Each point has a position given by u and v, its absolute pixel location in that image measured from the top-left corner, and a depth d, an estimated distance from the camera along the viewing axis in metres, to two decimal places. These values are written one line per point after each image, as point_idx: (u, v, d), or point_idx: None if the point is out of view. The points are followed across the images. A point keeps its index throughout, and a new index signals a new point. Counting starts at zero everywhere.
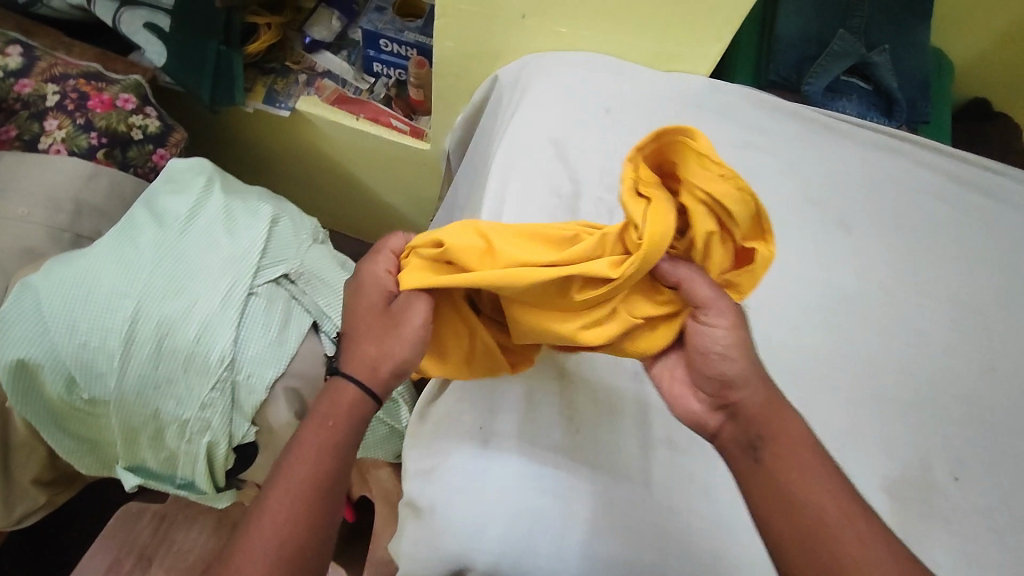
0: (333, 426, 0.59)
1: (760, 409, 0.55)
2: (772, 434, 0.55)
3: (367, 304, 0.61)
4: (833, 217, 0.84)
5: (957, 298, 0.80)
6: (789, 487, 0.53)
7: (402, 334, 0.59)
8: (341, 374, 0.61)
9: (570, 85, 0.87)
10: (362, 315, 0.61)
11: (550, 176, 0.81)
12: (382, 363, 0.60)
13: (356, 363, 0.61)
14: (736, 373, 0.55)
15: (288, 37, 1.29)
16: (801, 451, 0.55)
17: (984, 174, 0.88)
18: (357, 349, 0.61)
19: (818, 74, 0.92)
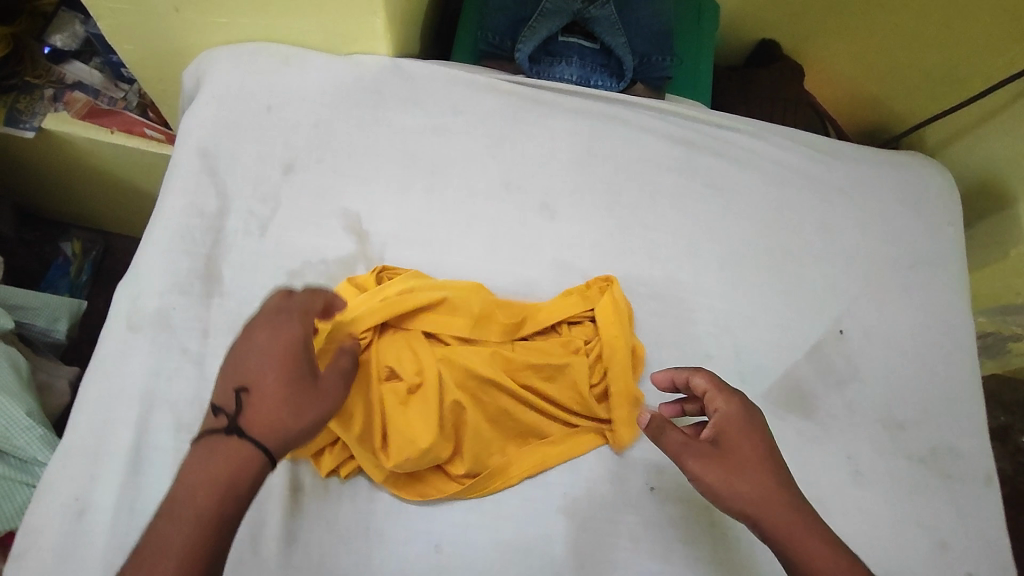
0: (218, 477, 0.46)
1: (788, 519, 0.50)
2: (794, 539, 0.50)
3: (266, 360, 0.51)
4: (539, 201, 0.73)
5: (677, 279, 0.72)
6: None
7: (327, 398, 0.52)
8: (253, 428, 0.48)
9: (229, 80, 0.74)
10: (259, 372, 0.50)
11: (193, 192, 0.70)
12: (288, 430, 0.49)
13: (260, 417, 0.49)
14: (745, 483, 0.51)
15: (28, 48, 1.08)
16: (828, 563, 0.49)
17: (716, 133, 0.79)
18: (260, 404, 0.49)
19: (527, 38, 0.80)
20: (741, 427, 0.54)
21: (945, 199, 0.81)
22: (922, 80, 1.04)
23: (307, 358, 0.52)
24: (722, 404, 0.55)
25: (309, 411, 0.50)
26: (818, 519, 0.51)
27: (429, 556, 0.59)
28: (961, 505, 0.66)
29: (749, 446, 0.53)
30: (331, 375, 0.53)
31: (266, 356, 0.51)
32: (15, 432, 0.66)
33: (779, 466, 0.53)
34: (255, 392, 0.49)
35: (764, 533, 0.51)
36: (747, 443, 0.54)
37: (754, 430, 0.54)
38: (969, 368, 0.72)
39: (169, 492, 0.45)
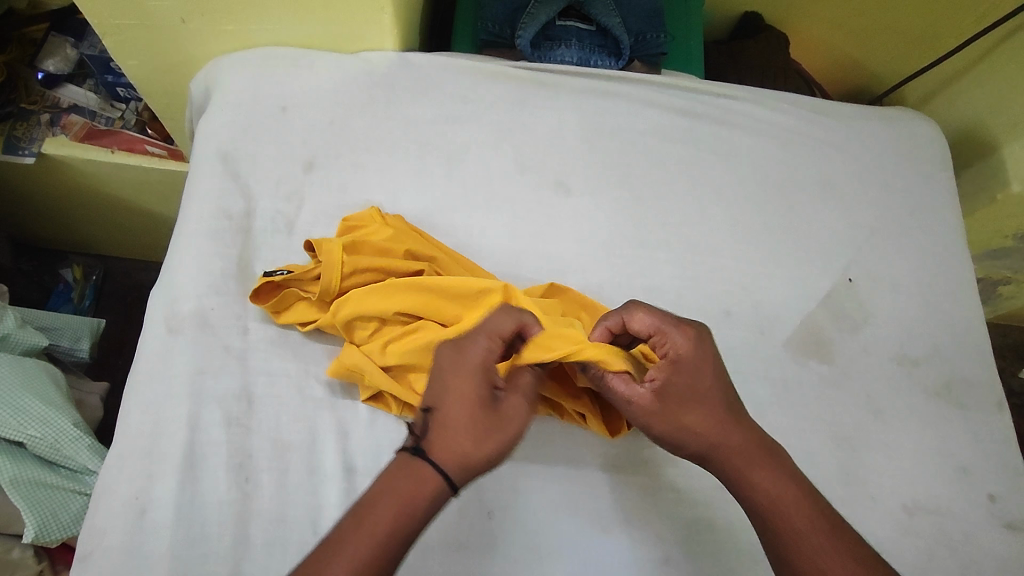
0: (399, 495, 0.47)
1: (739, 451, 0.54)
2: (739, 468, 0.54)
3: (459, 387, 0.51)
4: (552, 179, 0.76)
5: (692, 242, 0.75)
6: (774, 515, 0.52)
7: (512, 423, 0.50)
8: (439, 453, 0.49)
9: (245, 87, 0.77)
10: (449, 394, 0.50)
11: (218, 196, 0.71)
12: (470, 458, 0.49)
13: (453, 451, 0.49)
14: (695, 424, 0.54)
15: (18, 74, 1.04)
16: (773, 492, 0.52)
17: (713, 102, 0.83)
18: (450, 429, 0.49)
19: (526, 25, 0.83)
20: (693, 370, 0.55)
21: (933, 149, 0.85)
22: (899, 41, 1.10)
23: (486, 382, 0.51)
24: (671, 345, 0.56)
25: (477, 437, 0.49)
26: (777, 452, 0.55)
27: (483, 523, 0.60)
28: (976, 432, 0.70)
29: (695, 388, 0.55)
30: (513, 400, 0.52)
31: (461, 387, 0.50)
32: (66, 443, 0.70)
33: (730, 394, 0.56)
34: (438, 413, 0.50)
35: (717, 465, 0.54)
36: (696, 385, 0.55)
37: (702, 372, 0.55)
38: (972, 305, 0.76)
39: (357, 511, 0.47)
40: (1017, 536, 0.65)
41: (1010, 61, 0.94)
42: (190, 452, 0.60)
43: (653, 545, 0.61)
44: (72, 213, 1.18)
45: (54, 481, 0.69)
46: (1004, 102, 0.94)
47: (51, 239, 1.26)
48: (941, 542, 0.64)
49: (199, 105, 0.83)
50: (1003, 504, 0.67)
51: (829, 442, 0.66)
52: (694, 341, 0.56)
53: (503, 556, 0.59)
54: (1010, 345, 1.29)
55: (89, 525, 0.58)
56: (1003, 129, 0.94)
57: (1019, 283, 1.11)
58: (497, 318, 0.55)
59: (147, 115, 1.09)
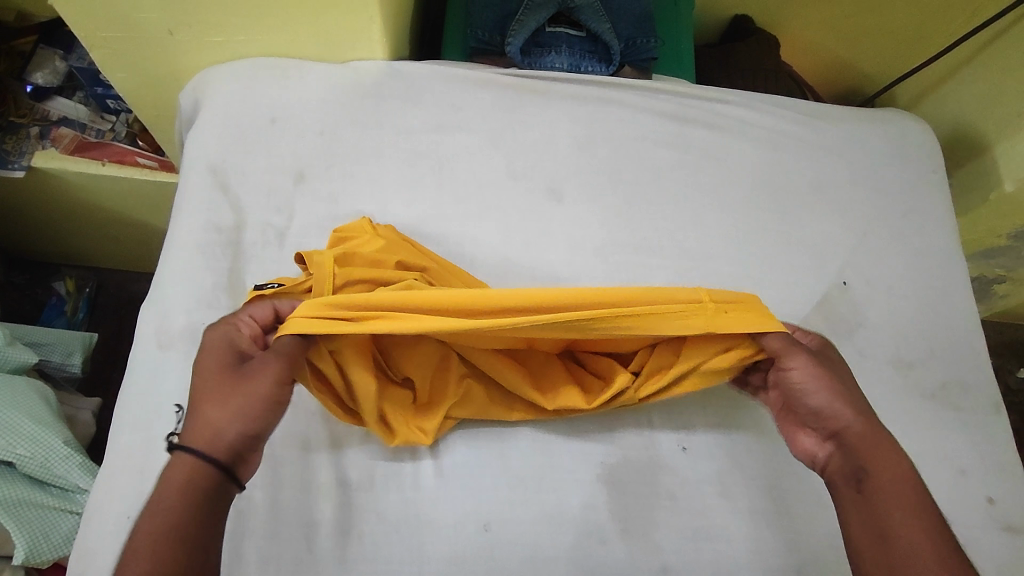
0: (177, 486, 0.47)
1: (841, 468, 0.54)
2: (847, 486, 0.53)
3: (207, 381, 0.52)
4: (544, 187, 0.76)
5: (686, 247, 0.74)
6: (881, 535, 0.50)
7: (251, 377, 0.52)
8: (189, 441, 0.49)
9: (235, 98, 0.76)
10: (202, 389, 0.52)
11: (208, 209, 0.71)
12: (225, 436, 0.50)
13: (197, 429, 0.50)
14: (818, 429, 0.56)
15: (7, 87, 1.03)
16: (888, 512, 0.50)
17: (704, 106, 0.83)
18: (201, 419, 0.50)
19: (516, 32, 0.83)
20: (818, 379, 0.56)
21: (925, 150, 0.85)
22: (889, 42, 1.11)
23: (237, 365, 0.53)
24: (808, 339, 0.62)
25: (223, 414, 0.50)
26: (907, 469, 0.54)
27: (480, 536, 0.59)
28: (974, 434, 0.69)
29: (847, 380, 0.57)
30: (259, 374, 0.52)
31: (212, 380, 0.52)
32: (55, 462, 0.70)
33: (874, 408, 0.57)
34: (198, 410, 0.51)
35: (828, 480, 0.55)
36: (830, 394, 0.55)
37: (836, 383, 0.56)
38: (967, 306, 0.76)
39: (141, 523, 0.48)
40: (1017, 538, 0.65)
41: (1001, 60, 0.94)
42: None
43: (651, 554, 0.60)
44: (64, 227, 1.17)
45: (43, 502, 0.68)
46: (994, 102, 0.94)
47: (43, 253, 1.25)
48: None
49: (188, 117, 0.82)
50: (1002, 506, 0.66)
51: None
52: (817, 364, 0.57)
53: (500, 569, 0.58)
54: (1006, 342, 1.30)
55: (80, 545, 0.58)
56: (995, 128, 0.94)
57: (1014, 281, 1.11)
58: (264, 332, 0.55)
59: (137, 126, 1.08)
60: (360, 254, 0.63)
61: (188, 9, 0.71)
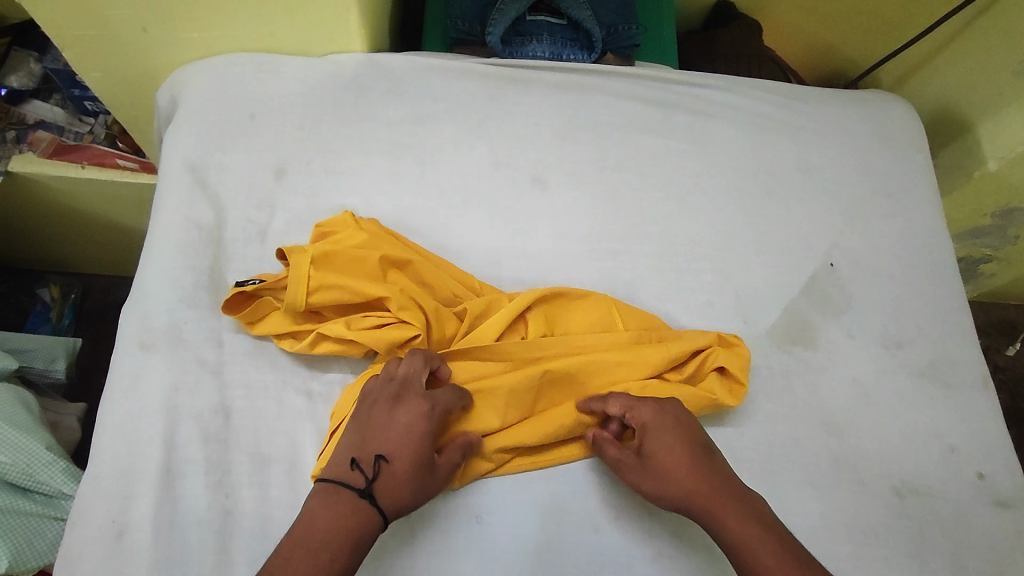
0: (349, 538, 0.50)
1: (706, 495, 0.55)
2: (715, 512, 0.54)
3: (394, 434, 0.55)
4: (529, 176, 0.75)
5: (672, 233, 0.74)
6: (745, 558, 0.52)
7: (442, 481, 0.55)
8: (382, 499, 0.52)
9: (211, 95, 0.75)
10: (401, 443, 0.54)
11: (187, 208, 0.69)
12: (406, 506, 0.53)
13: (389, 497, 0.52)
14: (671, 482, 0.56)
15: None
16: (744, 537, 0.52)
17: (687, 92, 0.82)
18: (392, 479, 0.53)
19: (496, 21, 0.83)
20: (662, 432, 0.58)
21: (908, 131, 0.85)
22: (872, 24, 1.11)
23: (430, 443, 0.55)
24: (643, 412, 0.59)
25: (422, 489, 0.54)
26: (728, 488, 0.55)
27: (471, 528, 0.59)
28: (963, 411, 0.69)
29: (667, 436, 0.58)
30: (448, 460, 0.56)
31: (401, 440, 0.54)
32: (38, 469, 0.69)
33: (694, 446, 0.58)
34: (390, 465, 0.53)
35: (697, 516, 0.55)
36: (674, 446, 0.57)
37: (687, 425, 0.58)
38: (954, 284, 0.76)
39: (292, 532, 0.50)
40: (1008, 514, 0.65)
41: (981, 39, 0.94)
42: (168, 470, 0.58)
43: (645, 540, 0.60)
44: (44, 232, 1.15)
45: (27, 509, 0.68)
46: (975, 82, 0.95)
47: (23, 259, 1.22)
48: (933, 524, 0.63)
49: (165, 115, 0.80)
50: (992, 482, 0.66)
51: (818, 429, 0.66)
52: (656, 408, 0.59)
53: (492, 561, 0.58)
54: (993, 321, 1.31)
55: (65, 551, 0.56)
56: (977, 107, 0.95)
57: (1000, 260, 1.12)
58: (408, 362, 0.58)
59: (116, 128, 1.07)
60: (342, 252, 0.62)
61: (162, 4, 0.70)
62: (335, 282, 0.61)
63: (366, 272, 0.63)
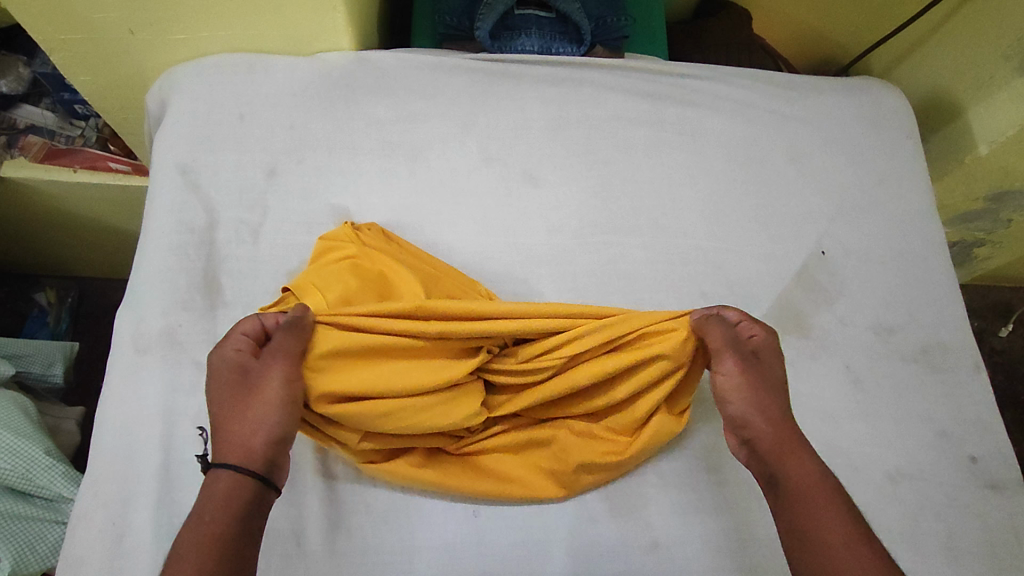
0: (217, 505, 0.48)
1: (781, 437, 0.55)
2: (783, 453, 0.54)
3: (217, 391, 0.53)
4: (520, 170, 0.75)
5: (664, 225, 0.74)
6: (805, 499, 0.51)
7: (268, 391, 0.52)
8: (226, 454, 0.50)
9: (201, 97, 0.75)
10: (220, 405, 0.53)
11: (180, 210, 0.70)
12: (253, 441, 0.51)
13: (236, 445, 0.51)
14: (756, 402, 0.56)
15: None
16: (807, 480, 0.52)
17: (678, 82, 0.82)
18: (227, 434, 0.51)
19: (484, 16, 0.82)
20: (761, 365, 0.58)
21: (899, 117, 0.85)
22: (863, 10, 1.11)
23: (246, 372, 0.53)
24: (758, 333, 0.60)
25: (254, 413, 0.51)
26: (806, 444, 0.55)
27: (470, 522, 0.59)
28: (955, 395, 0.70)
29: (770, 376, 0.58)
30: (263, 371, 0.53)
31: (225, 391, 0.53)
32: (37, 473, 0.70)
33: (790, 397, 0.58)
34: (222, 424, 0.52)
35: (760, 443, 0.55)
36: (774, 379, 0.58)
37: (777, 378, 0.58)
38: (945, 270, 0.76)
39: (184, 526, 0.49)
40: (1000, 496, 0.66)
41: (970, 24, 0.94)
42: (168, 471, 0.59)
43: (642, 530, 0.61)
44: (38, 236, 1.15)
45: (28, 513, 0.68)
46: (965, 66, 0.95)
47: (19, 263, 1.22)
48: (926, 507, 0.64)
49: (155, 118, 0.80)
50: (984, 464, 0.67)
51: (811, 415, 0.67)
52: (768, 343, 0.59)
53: (491, 553, 0.58)
54: (989, 305, 1.31)
55: (67, 553, 0.57)
56: (967, 92, 0.95)
57: (993, 243, 1.12)
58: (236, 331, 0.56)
59: (108, 131, 1.06)
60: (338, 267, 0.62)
61: (148, 6, 0.70)
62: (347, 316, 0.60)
63: (373, 301, 0.61)
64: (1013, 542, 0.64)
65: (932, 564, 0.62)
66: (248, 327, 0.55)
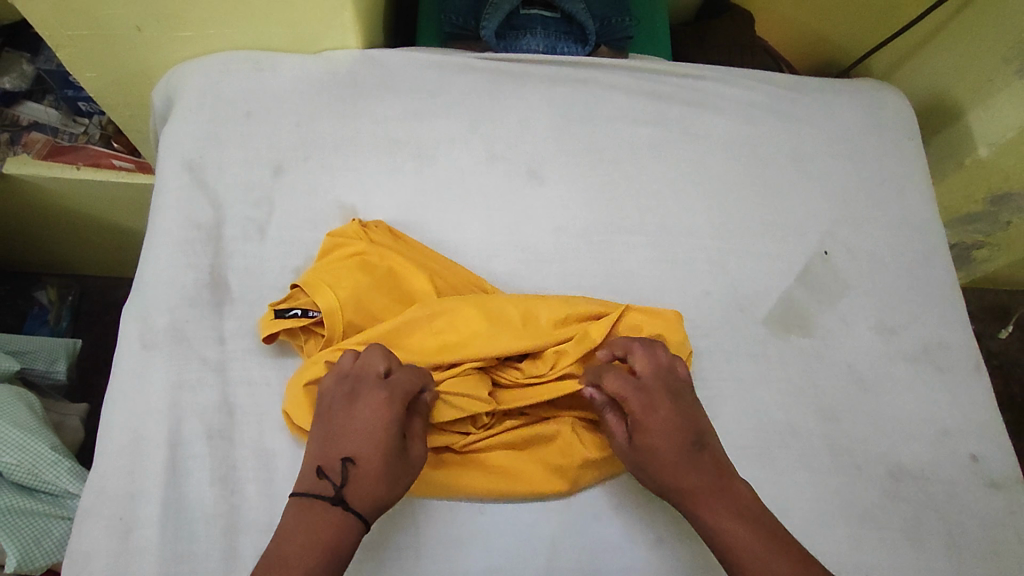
0: (328, 543, 0.48)
1: (695, 482, 0.54)
2: (698, 500, 0.54)
3: (364, 430, 0.53)
4: (526, 169, 0.76)
5: (668, 223, 0.75)
6: (725, 547, 0.52)
7: (414, 468, 0.54)
8: (353, 500, 0.50)
9: (207, 95, 0.75)
10: (360, 441, 0.52)
11: (186, 207, 0.70)
12: (379, 500, 0.51)
13: (364, 496, 0.51)
14: (659, 453, 0.55)
15: None
16: (726, 528, 0.52)
17: (682, 83, 0.83)
18: (360, 478, 0.51)
19: (490, 15, 0.83)
20: (665, 430, 0.55)
21: (901, 118, 0.86)
22: (864, 13, 1.12)
23: (400, 432, 0.53)
24: (642, 372, 0.58)
25: (395, 477, 0.52)
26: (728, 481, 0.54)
27: (475, 518, 0.60)
28: (957, 394, 0.70)
29: (667, 417, 0.56)
30: (418, 443, 0.54)
31: (371, 434, 0.52)
32: (43, 468, 0.70)
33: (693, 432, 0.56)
34: (361, 465, 0.51)
35: (675, 493, 0.55)
36: (667, 423, 0.55)
37: (676, 410, 0.56)
38: (946, 270, 0.77)
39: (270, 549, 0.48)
40: (1001, 494, 0.66)
41: (971, 26, 0.95)
42: (174, 467, 0.59)
43: (647, 526, 0.61)
44: (39, 234, 1.14)
45: (34, 508, 0.68)
46: (965, 69, 0.96)
47: (19, 261, 1.22)
48: (927, 506, 0.65)
49: (161, 115, 0.80)
50: (985, 463, 0.68)
51: (814, 414, 0.67)
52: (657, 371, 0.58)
53: (497, 549, 0.59)
54: (987, 307, 1.32)
55: (74, 548, 0.57)
56: (968, 95, 0.95)
57: (991, 246, 1.13)
58: (367, 357, 0.55)
59: (111, 128, 1.06)
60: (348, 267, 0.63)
61: (156, 4, 0.70)
62: (359, 319, 0.62)
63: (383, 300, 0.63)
64: (1013, 540, 0.65)
65: (934, 562, 0.62)
66: (412, 381, 0.55)
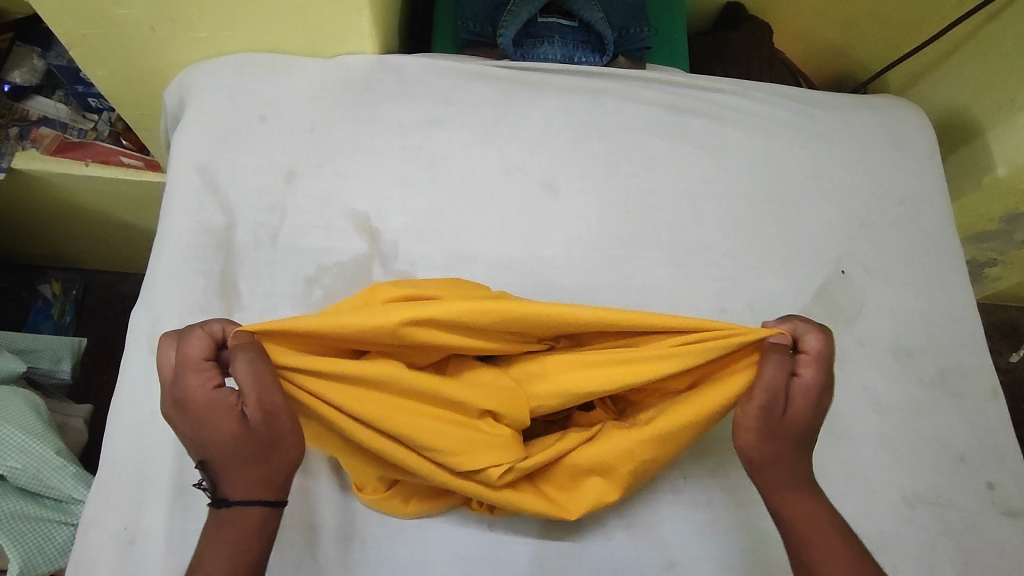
0: (230, 547, 0.46)
1: (797, 471, 0.52)
2: (787, 488, 0.52)
3: (200, 427, 0.46)
4: (541, 180, 0.75)
5: (683, 238, 0.74)
6: (805, 539, 0.50)
7: (274, 429, 0.47)
8: (233, 493, 0.47)
9: (220, 98, 0.74)
10: (204, 437, 0.47)
11: (197, 211, 0.69)
12: (260, 481, 0.47)
13: (242, 485, 0.47)
14: (785, 434, 0.52)
15: None
16: (809, 518, 0.51)
17: (700, 96, 0.82)
18: (228, 469, 0.47)
19: (508, 23, 0.82)
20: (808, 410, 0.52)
21: (921, 136, 0.84)
22: (883, 27, 1.11)
23: (231, 407, 0.46)
24: (809, 348, 0.52)
25: (251, 454, 0.47)
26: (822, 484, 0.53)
27: (484, 536, 0.59)
28: (974, 420, 0.69)
29: (815, 406, 0.52)
30: (259, 403, 0.46)
31: (212, 421, 0.46)
32: (48, 473, 0.69)
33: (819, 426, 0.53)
34: (212, 459, 0.47)
35: (768, 474, 0.52)
36: (806, 412, 0.52)
37: (823, 403, 0.52)
38: (965, 292, 0.76)
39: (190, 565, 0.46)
40: (1017, 523, 0.66)
41: (992, 44, 0.94)
42: (181, 476, 0.58)
43: (658, 548, 0.60)
44: (44, 229, 1.13)
45: (37, 514, 0.68)
46: (985, 87, 0.95)
47: (25, 254, 1.21)
48: (943, 533, 0.64)
49: (173, 115, 0.80)
50: (1002, 490, 0.67)
51: (829, 437, 0.66)
52: (812, 359, 0.52)
53: (505, 567, 0.58)
54: (996, 324, 1.31)
55: (78, 557, 0.56)
56: (987, 113, 0.94)
57: (1004, 264, 1.12)
58: (184, 350, 0.47)
59: (121, 125, 1.04)
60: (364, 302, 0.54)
61: (173, 5, 0.69)
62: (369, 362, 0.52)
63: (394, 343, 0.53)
64: None
65: None
66: (205, 347, 0.47)
